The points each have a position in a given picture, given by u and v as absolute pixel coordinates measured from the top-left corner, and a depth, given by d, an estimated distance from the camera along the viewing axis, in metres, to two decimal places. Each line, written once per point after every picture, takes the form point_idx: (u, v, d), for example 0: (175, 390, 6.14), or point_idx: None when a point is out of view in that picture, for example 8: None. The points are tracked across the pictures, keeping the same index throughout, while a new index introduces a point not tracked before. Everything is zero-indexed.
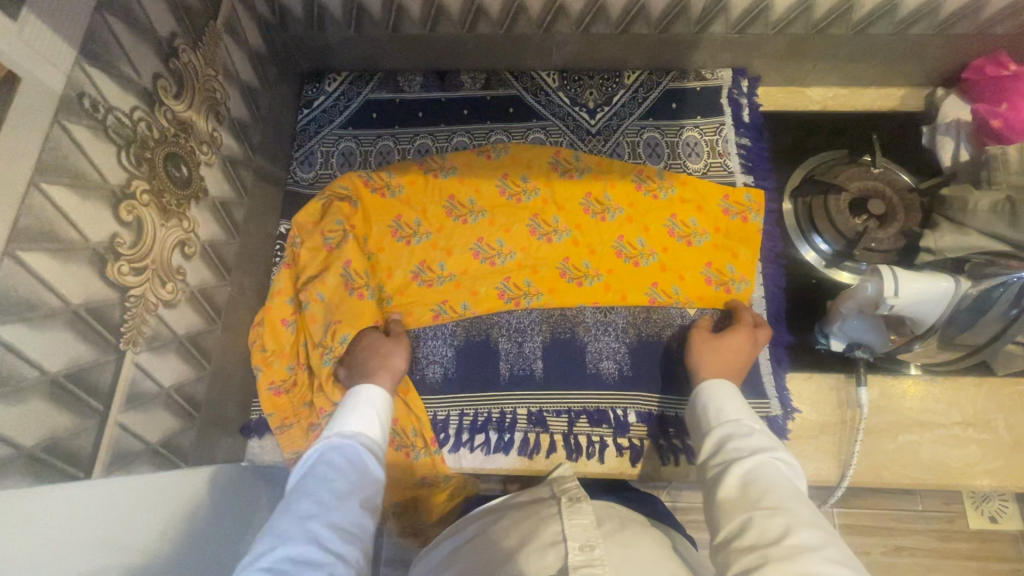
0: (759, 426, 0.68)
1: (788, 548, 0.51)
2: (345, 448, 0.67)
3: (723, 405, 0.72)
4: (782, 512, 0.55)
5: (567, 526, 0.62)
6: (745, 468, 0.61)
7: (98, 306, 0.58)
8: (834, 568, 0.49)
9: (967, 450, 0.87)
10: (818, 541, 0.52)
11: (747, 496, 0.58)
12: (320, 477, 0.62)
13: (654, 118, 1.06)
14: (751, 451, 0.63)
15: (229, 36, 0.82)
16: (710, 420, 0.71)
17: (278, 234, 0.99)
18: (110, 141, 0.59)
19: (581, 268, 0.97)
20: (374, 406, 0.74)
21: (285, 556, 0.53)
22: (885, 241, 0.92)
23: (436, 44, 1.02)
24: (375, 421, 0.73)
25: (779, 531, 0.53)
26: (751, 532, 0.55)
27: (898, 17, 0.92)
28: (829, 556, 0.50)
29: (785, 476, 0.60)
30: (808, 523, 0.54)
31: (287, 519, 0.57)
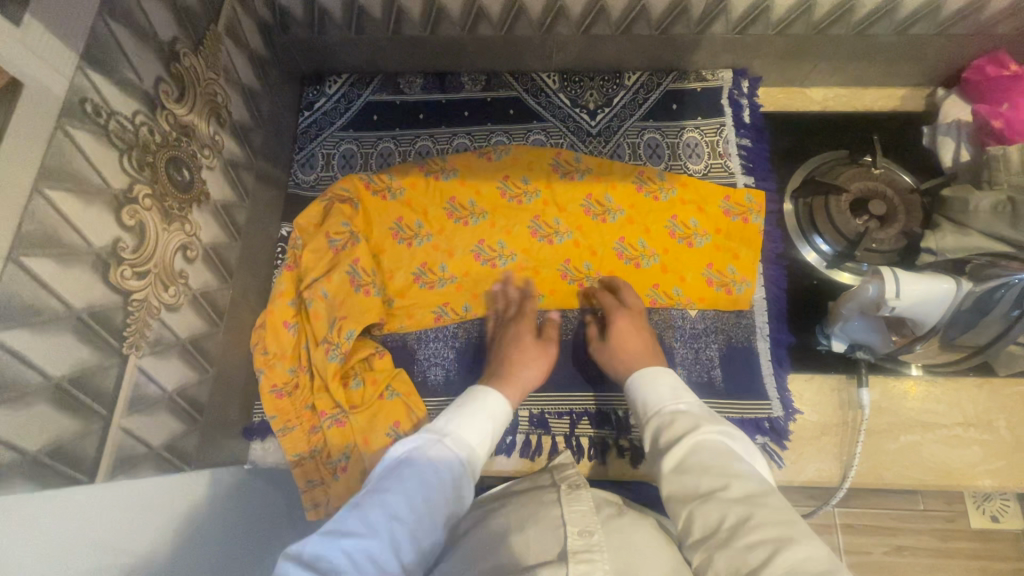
0: (682, 407, 0.71)
1: (727, 530, 0.54)
2: (454, 455, 0.67)
3: (645, 400, 0.75)
4: (713, 498, 0.58)
5: (566, 512, 0.63)
6: (676, 462, 0.64)
7: (102, 310, 0.59)
8: (767, 532, 0.52)
9: (968, 451, 0.87)
10: (748, 510, 0.55)
11: (682, 487, 0.62)
12: (427, 476, 0.63)
13: (654, 119, 1.06)
14: (677, 440, 0.66)
15: (230, 39, 0.83)
16: (642, 420, 0.74)
17: (280, 236, 0.99)
18: (113, 146, 0.59)
19: (582, 270, 0.98)
20: (490, 426, 0.74)
21: (366, 551, 0.53)
22: (886, 241, 0.92)
23: (437, 46, 1.02)
24: (483, 441, 0.72)
25: (718, 514, 0.56)
26: (697, 523, 0.58)
27: (899, 18, 0.92)
28: (760, 520, 0.53)
29: (713, 452, 0.63)
30: (741, 498, 0.57)
31: (392, 500, 0.59)
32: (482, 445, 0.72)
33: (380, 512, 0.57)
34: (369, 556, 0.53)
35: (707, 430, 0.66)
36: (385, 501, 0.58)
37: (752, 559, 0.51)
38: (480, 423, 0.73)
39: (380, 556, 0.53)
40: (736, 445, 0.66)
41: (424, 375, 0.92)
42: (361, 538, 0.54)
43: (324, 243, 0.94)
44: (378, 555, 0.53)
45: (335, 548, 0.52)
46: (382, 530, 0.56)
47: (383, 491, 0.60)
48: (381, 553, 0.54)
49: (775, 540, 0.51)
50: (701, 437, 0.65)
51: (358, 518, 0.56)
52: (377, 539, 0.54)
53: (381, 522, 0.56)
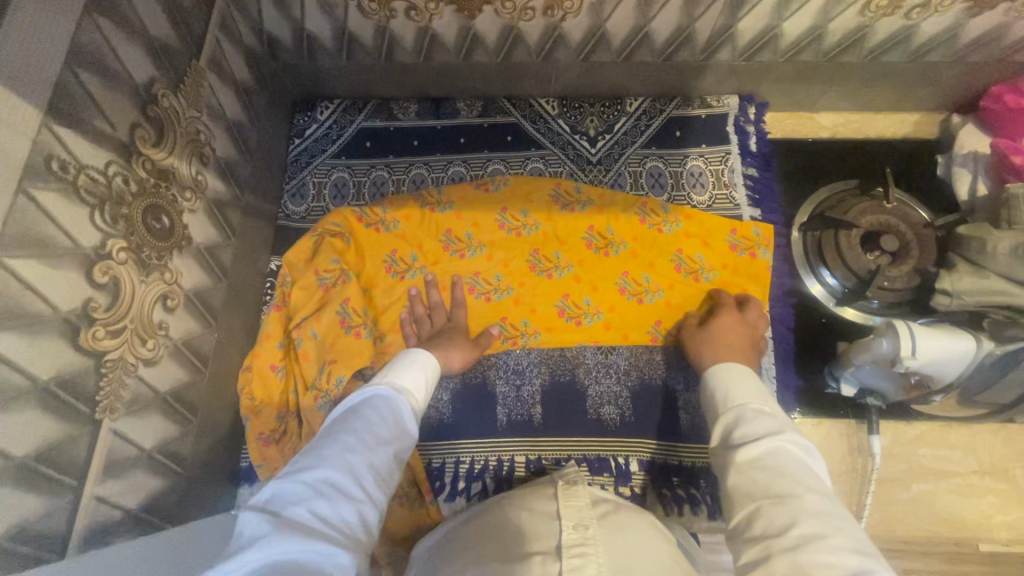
0: (767, 409, 0.64)
1: (794, 539, 0.49)
2: (395, 393, 0.68)
3: (729, 392, 0.69)
4: (786, 502, 0.52)
5: (560, 508, 0.65)
6: (750, 459, 0.58)
7: (71, 378, 0.56)
8: (842, 557, 0.46)
9: (982, 501, 0.85)
10: (824, 527, 0.49)
11: (753, 486, 0.56)
12: (370, 410, 0.63)
13: (657, 146, 1.02)
14: (755, 438, 0.60)
15: (212, 73, 0.79)
16: (716, 412, 0.69)
17: (269, 271, 0.97)
18: (82, 202, 0.56)
19: (582, 306, 0.94)
20: (427, 373, 0.75)
21: (325, 479, 0.53)
22: (898, 279, 0.89)
23: (431, 72, 0.98)
24: (422, 384, 0.73)
25: (785, 521, 0.51)
26: (757, 523, 0.53)
27: (914, 46, 0.88)
28: (835, 543, 0.47)
29: (793, 460, 0.57)
30: (817, 513, 0.50)
31: (340, 435, 0.59)
32: (423, 389, 0.73)
33: (329, 446, 0.57)
34: (325, 481, 0.53)
35: (795, 440, 0.59)
36: (333, 436, 0.59)
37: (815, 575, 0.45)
38: (417, 370, 0.74)
39: (335, 478, 0.53)
40: (816, 463, 0.59)
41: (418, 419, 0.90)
42: (313, 469, 0.54)
43: (315, 281, 0.91)
44: (336, 482, 0.53)
45: (294, 483, 0.52)
46: (335, 456, 0.56)
47: (329, 431, 0.60)
48: (336, 477, 0.53)
49: (852, 569, 0.45)
50: (784, 441, 0.59)
51: (307, 456, 0.56)
52: (331, 464, 0.54)
53: (332, 451, 0.56)
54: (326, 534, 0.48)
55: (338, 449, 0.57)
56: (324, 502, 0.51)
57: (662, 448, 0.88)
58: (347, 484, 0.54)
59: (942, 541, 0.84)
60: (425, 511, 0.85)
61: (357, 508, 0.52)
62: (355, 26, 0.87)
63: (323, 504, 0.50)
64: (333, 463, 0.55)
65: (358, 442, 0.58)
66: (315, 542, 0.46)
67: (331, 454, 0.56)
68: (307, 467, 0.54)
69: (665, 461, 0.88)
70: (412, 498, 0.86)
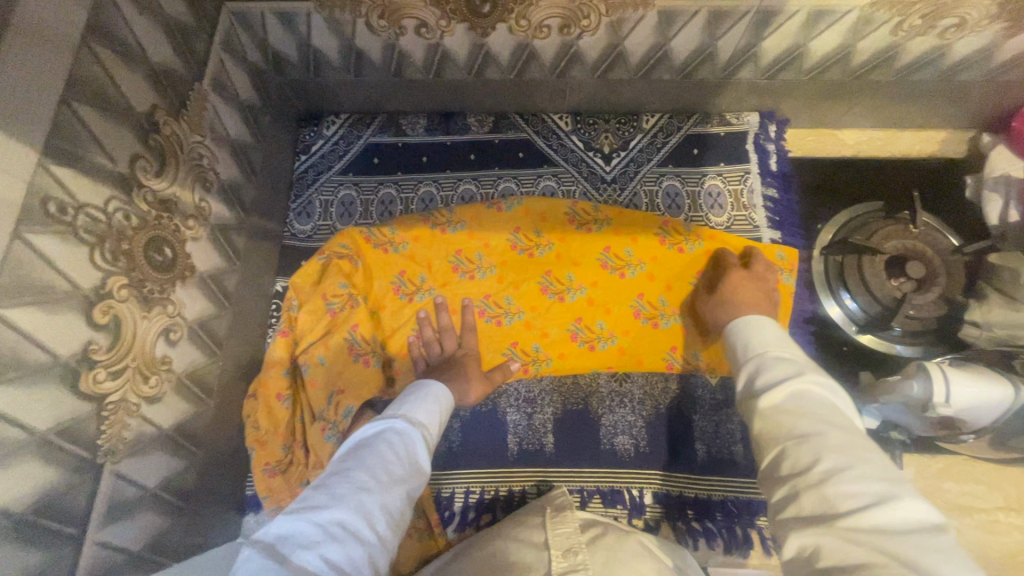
0: (789, 355, 0.60)
1: (819, 472, 0.45)
2: (409, 428, 0.65)
3: (749, 342, 0.65)
4: (812, 438, 0.48)
5: (550, 536, 0.64)
6: (774, 400, 0.54)
7: (71, 426, 0.54)
8: (867, 487, 0.43)
9: (1010, 538, 0.82)
10: (851, 458, 0.45)
11: (776, 426, 0.52)
12: (384, 446, 0.60)
13: (674, 164, 0.99)
14: (777, 381, 0.55)
15: (216, 94, 0.77)
16: (739, 365, 0.64)
17: (275, 292, 0.95)
18: (81, 243, 0.54)
19: (594, 330, 0.91)
20: (438, 411, 0.72)
21: (337, 521, 0.49)
22: (923, 308, 0.86)
23: (441, 88, 0.95)
24: (434, 422, 0.70)
25: (811, 453, 0.47)
26: (783, 461, 0.49)
27: (945, 66, 0.84)
28: (861, 472, 0.44)
29: (820, 401, 0.52)
30: (842, 444, 0.47)
31: (353, 471, 0.55)
32: (434, 427, 0.70)
33: (342, 483, 0.53)
34: (336, 524, 0.49)
35: (816, 379, 0.54)
36: (347, 472, 0.55)
37: (844, 506, 0.42)
38: (428, 407, 0.71)
39: (347, 522, 0.49)
40: (841, 400, 0.54)
41: None
42: (325, 509, 0.50)
43: (322, 306, 0.88)
44: (348, 524, 0.49)
45: (304, 523, 0.48)
46: (347, 496, 0.52)
47: (342, 466, 0.56)
48: (349, 520, 0.49)
49: (877, 495, 0.42)
50: (804, 381, 0.54)
51: (319, 493, 0.52)
52: (344, 506, 0.51)
53: (345, 489, 0.52)
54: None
55: (352, 488, 0.53)
56: (336, 545, 0.47)
57: (677, 480, 0.86)
58: (360, 528, 0.50)
59: None
60: (433, 543, 0.84)
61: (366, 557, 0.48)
62: (363, 44, 0.84)
63: (335, 550, 0.46)
64: (346, 503, 0.51)
65: (373, 479, 0.55)
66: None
67: (344, 493, 0.52)
68: (319, 505, 0.50)
69: (679, 494, 0.85)
70: (421, 530, 0.84)
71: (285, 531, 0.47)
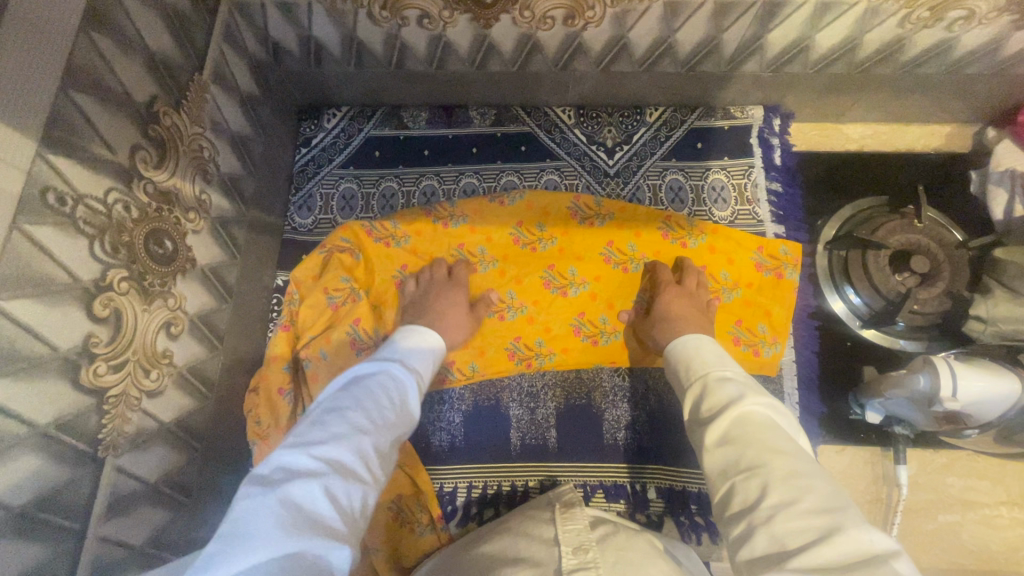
0: (730, 375, 0.66)
1: (767, 509, 0.48)
2: (401, 375, 0.67)
3: (691, 367, 0.71)
4: (759, 472, 0.51)
5: (560, 532, 0.64)
6: (719, 433, 0.59)
7: (72, 419, 0.53)
8: (811, 521, 0.45)
9: (1013, 533, 0.82)
10: (795, 491, 0.48)
11: (724, 460, 0.55)
12: (377, 391, 0.62)
13: (677, 158, 0.98)
14: (720, 412, 0.61)
15: (216, 85, 0.76)
16: (687, 390, 0.69)
17: (275, 286, 0.94)
18: (80, 234, 0.53)
19: (598, 324, 0.91)
20: (427, 360, 0.75)
21: (336, 454, 0.51)
22: (927, 302, 0.85)
23: (443, 81, 0.94)
24: (422, 371, 0.73)
25: (757, 490, 0.50)
26: (734, 497, 0.52)
27: (952, 59, 0.84)
28: (806, 506, 0.47)
29: (759, 426, 0.57)
30: (785, 477, 0.50)
31: (350, 410, 0.57)
32: (423, 373, 0.73)
33: (339, 420, 0.56)
34: (337, 459, 0.51)
35: (754, 403, 0.59)
36: (343, 412, 0.57)
37: (793, 544, 0.45)
38: (419, 354, 0.74)
39: (346, 457, 0.52)
40: (782, 420, 0.59)
41: (429, 442, 0.88)
42: (325, 446, 0.52)
43: (323, 300, 0.88)
44: (347, 457, 0.52)
45: (305, 455, 0.50)
46: (346, 434, 0.54)
47: (337, 405, 0.58)
48: (347, 454, 0.52)
49: (822, 530, 0.44)
50: (744, 408, 0.59)
51: (317, 429, 0.54)
52: (344, 442, 0.53)
53: (343, 428, 0.55)
54: (336, 519, 0.46)
55: (350, 427, 0.55)
56: (337, 476, 0.49)
57: (680, 475, 0.85)
58: (359, 463, 0.52)
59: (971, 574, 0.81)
60: (436, 537, 0.82)
61: (365, 491, 0.51)
62: (365, 35, 0.83)
63: (338, 482, 0.49)
64: (345, 439, 0.53)
65: (369, 421, 0.57)
66: (326, 528, 0.45)
67: (342, 431, 0.54)
68: (319, 441, 0.52)
69: (682, 489, 0.85)
70: (424, 524, 0.83)
71: (287, 465, 0.49)
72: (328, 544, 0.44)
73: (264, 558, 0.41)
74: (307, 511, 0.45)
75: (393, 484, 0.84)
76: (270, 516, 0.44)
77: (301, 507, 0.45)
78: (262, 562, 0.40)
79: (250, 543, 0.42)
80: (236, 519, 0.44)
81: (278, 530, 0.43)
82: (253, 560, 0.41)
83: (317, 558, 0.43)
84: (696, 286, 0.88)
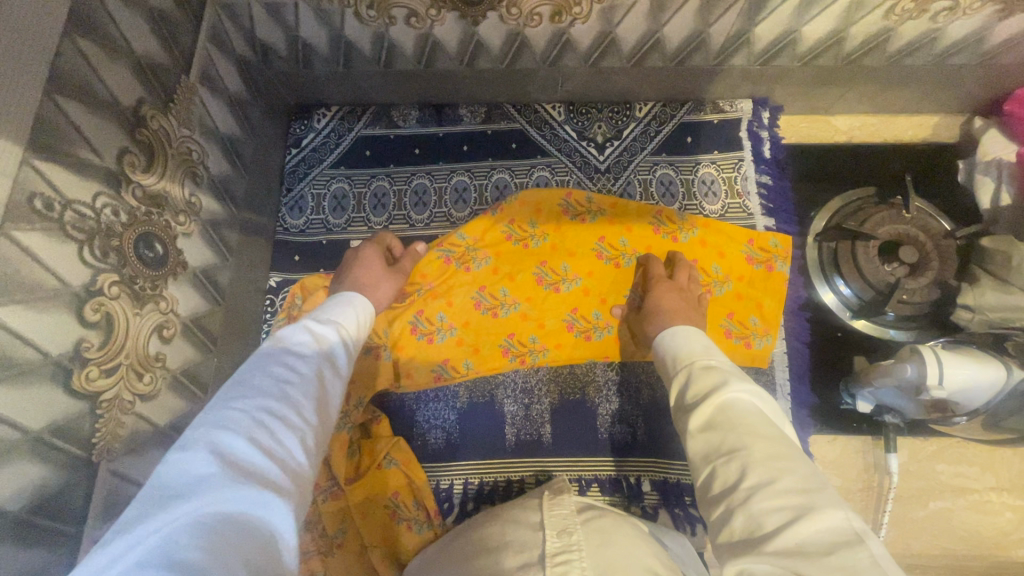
0: (715, 363, 0.67)
1: (744, 491, 0.50)
2: (331, 331, 0.65)
3: (677, 355, 0.72)
4: (737, 455, 0.53)
5: (547, 517, 0.64)
6: (703, 419, 0.60)
7: (66, 425, 0.54)
8: (787, 500, 0.47)
9: (1001, 518, 0.83)
10: (771, 473, 0.50)
11: (706, 445, 0.57)
12: (297, 342, 0.59)
13: (667, 153, 0.99)
14: (704, 397, 0.62)
15: (204, 88, 0.76)
16: (672, 376, 0.70)
17: (268, 287, 0.94)
18: (69, 239, 0.53)
19: (591, 319, 0.91)
20: (357, 305, 0.74)
21: (262, 407, 0.49)
22: (917, 292, 0.86)
23: (432, 78, 0.94)
24: (354, 323, 0.71)
25: (736, 473, 0.52)
26: (715, 481, 0.53)
27: (937, 49, 0.84)
28: (782, 486, 0.48)
29: (741, 410, 0.58)
30: (763, 458, 0.51)
31: (273, 366, 0.54)
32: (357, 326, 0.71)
33: (263, 377, 0.53)
34: (260, 412, 0.48)
35: (736, 389, 0.60)
36: (267, 369, 0.54)
37: (769, 524, 0.46)
38: (347, 308, 0.72)
39: (272, 410, 0.49)
40: (766, 406, 0.60)
41: (425, 439, 0.89)
42: (247, 404, 0.49)
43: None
44: (276, 409, 0.49)
45: (229, 415, 0.47)
46: (271, 390, 0.51)
47: (260, 363, 0.55)
48: (274, 407, 0.49)
49: (794, 509, 0.46)
50: (726, 393, 0.60)
51: (237, 388, 0.51)
52: (267, 397, 0.50)
53: (267, 383, 0.52)
54: (270, 468, 0.44)
55: (275, 382, 0.52)
56: (266, 432, 0.47)
57: (673, 467, 0.86)
58: (288, 414, 0.50)
59: (962, 560, 0.82)
60: (433, 533, 0.81)
61: (300, 439, 0.49)
62: (353, 34, 0.83)
63: (264, 437, 0.46)
64: (270, 393, 0.51)
65: (297, 374, 0.55)
66: (256, 478, 0.42)
67: (268, 387, 0.52)
68: (239, 400, 0.49)
69: (675, 480, 0.86)
70: (420, 521, 0.81)
71: (210, 424, 0.46)
72: (261, 496, 0.41)
73: (189, 521, 0.38)
74: (233, 465, 0.43)
75: (388, 480, 0.83)
76: (193, 481, 0.41)
77: (226, 464, 0.42)
78: (188, 524, 0.38)
79: (175, 506, 0.39)
80: (158, 490, 0.41)
81: (201, 491, 0.40)
82: (173, 530, 0.37)
83: (252, 514, 0.40)
84: (688, 280, 0.88)
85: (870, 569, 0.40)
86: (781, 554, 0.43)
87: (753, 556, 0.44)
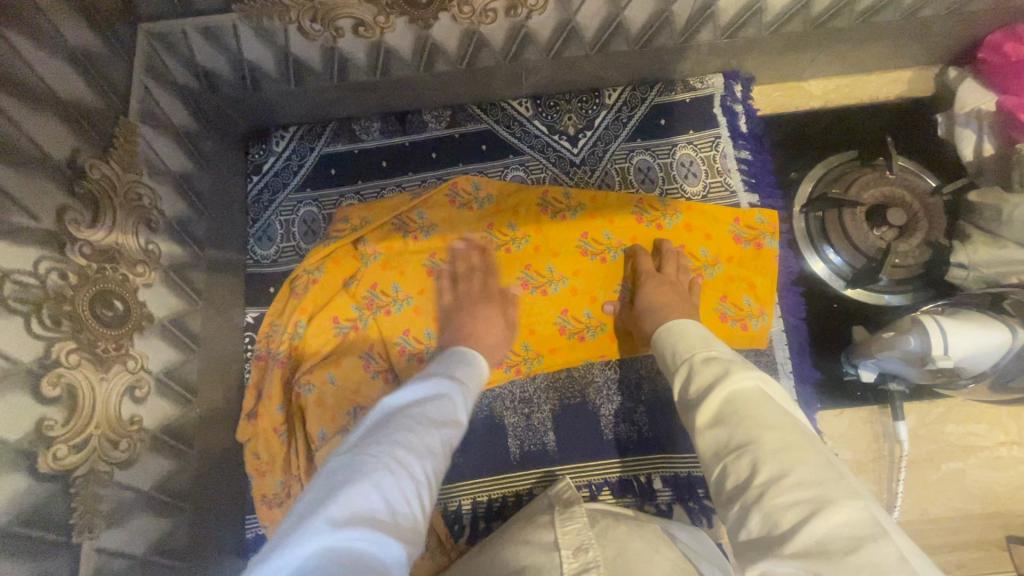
0: (714, 353, 0.64)
1: (757, 488, 0.46)
2: (456, 387, 0.63)
3: (675, 350, 0.69)
4: (748, 449, 0.49)
5: (559, 535, 0.62)
6: (710, 414, 0.56)
7: (36, 510, 0.50)
8: (802, 493, 0.44)
9: (1013, 472, 0.83)
10: (783, 465, 0.46)
11: (715, 441, 0.53)
12: (423, 397, 0.58)
13: (642, 138, 0.96)
14: (708, 389, 0.58)
15: (147, 126, 0.71)
16: (673, 370, 0.68)
17: (247, 324, 0.91)
18: (12, 314, 0.49)
19: (582, 319, 0.88)
20: (477, 367, 0.71)
21: (383, 452, 0.47)
22: (907, 254, 0.85)
23: (391, 87, 0.90)
24: (472, 376, 0.69)
25: (748, 468, 0.48)
26: (727, 478, 0.50)
27: (905, 4, 0.82)
28: (797, 478, 0.45)
29: (749, 400, 0.54)
30: (774, 451, 0.48)
31: (398, 416, 0.53)
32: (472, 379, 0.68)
33: (386, 427, 0.51)
34: (383, 457, 0.46)
35: (741, 376, 0.57)
36: (389, 418, 0.53)
37: (786, 523, 0.43)
38: (467, 365, 0.70)
39: (399, 454, 0.47)
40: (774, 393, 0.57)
41: None
42: (371, 444, 0.48)
43: (332, 329, 0.86)
44: (400, 458, 0.47)
45: (354, 458, 0.46)
46: (391, 435, 0.50)
47: (384, 414, 0.54)
48: (397, 455, 0.47)
49: (811, 503, 0.43)
50: (732, 384, 0.57)
51: (366, 437, 0.50)
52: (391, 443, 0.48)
53: (393, 428, 0.51)
54: (389, 514, 0.42)
55: (401, 428, 0.51)
56: (384, 480, 0.44)
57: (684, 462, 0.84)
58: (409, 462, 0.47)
59: (978, 519, 0.82)
60: (446, 557, 0.81)
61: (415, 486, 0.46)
62: (300, 50, 0.78)
63: (382, 484, 0.44)
64: (395, 442, 0.49)
65: (417, 423, 0.53)
66: (375, 524, 0.40)
67: (391, 435, 0.50)
68: (362, 445, 0.48)
69: (688, 475, 0.84)
70: (432, 548, 0.82)
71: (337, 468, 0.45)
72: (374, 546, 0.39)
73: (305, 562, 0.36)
74: (355, 512, 0.40)
75: None
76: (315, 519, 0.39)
77: (345, 506, 0.41)
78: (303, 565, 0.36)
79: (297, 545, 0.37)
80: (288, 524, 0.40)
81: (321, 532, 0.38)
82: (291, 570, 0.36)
83: (368, 557, 0.38)
84: (676, 271, 0.85)
85: (896, 566, 0.38)
86: (802, 556, 0.41)
87: (773, 561, 0.42)
